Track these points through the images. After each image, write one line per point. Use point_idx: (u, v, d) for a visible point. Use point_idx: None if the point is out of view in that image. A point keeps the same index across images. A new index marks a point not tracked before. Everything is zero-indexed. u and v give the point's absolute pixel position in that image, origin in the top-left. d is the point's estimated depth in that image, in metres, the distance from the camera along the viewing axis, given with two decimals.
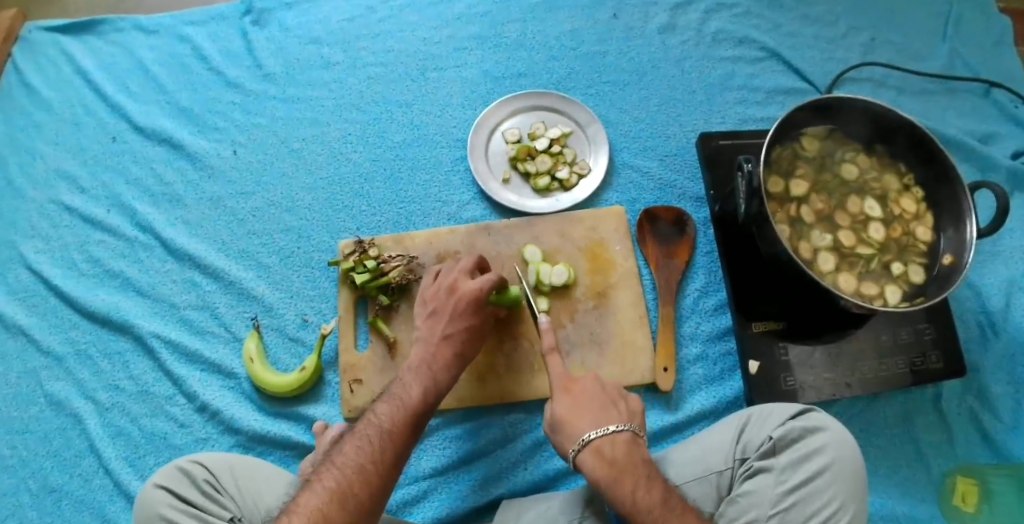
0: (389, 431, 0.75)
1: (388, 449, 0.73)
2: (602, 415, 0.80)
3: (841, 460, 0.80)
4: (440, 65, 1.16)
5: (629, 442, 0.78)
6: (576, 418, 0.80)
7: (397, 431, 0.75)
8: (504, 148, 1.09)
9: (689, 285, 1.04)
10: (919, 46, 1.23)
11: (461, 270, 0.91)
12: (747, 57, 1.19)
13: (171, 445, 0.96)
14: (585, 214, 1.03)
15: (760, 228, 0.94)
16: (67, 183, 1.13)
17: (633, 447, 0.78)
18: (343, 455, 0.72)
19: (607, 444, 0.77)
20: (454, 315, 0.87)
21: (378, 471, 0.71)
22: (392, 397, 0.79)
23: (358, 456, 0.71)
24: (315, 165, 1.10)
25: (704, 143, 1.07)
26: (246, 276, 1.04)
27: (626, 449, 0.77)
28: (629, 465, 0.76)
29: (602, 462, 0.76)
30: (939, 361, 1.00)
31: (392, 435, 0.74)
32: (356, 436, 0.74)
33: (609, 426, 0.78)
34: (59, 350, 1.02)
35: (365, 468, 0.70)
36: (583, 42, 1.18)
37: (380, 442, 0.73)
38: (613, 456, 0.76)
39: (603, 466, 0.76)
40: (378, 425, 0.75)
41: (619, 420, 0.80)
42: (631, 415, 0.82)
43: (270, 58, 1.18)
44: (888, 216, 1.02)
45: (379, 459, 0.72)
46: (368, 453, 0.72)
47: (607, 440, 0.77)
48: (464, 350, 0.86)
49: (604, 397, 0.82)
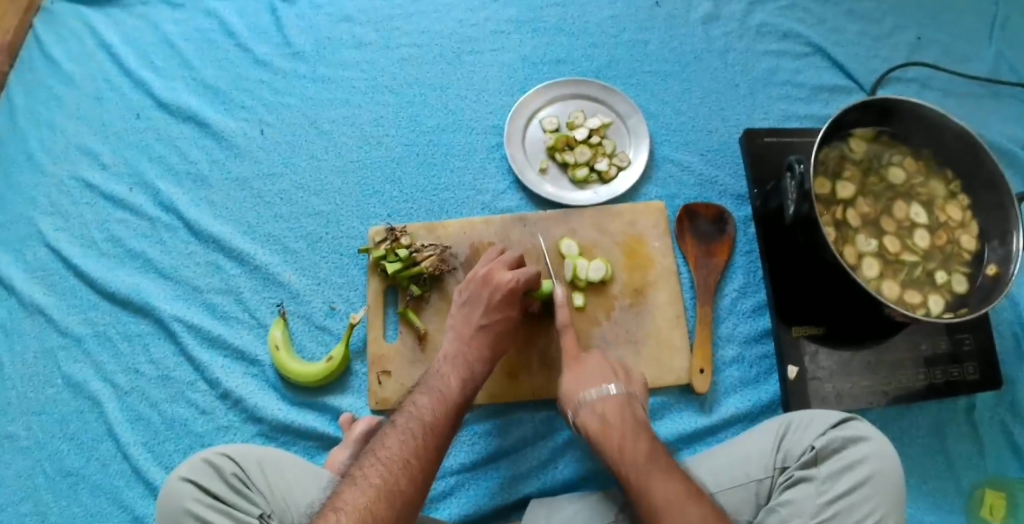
0: (431, 424, 0.76)
1: (431, 443, 0.74)
2: (601, 379, 0.84)
3: (883, 473, 0.78)
4: (476, 49, 1.12)
5: (623, 403, 0.81)
6: (574, 382, 0.84)
7: (437, 423, 0.76)
8: (542, 137, 1.05)
9: (727, 285, 1.01)
10: (967, 47, 1.20)
11: (502, 259, 0.91)
12: (792, 52, 1.15)
13: (192, 431, 0.93)
14: (624, 208, 1.00)
15: (808, 233, 0.92)
16: (87, 158, 1.09)
17: (627, 407, 0.81)
18: (387, 449, 0.72)
19: (601, 404, 0.81)
20: (491, 306, 0.87)
21: (422, 464, 0.72)
22: (430, 388, 0.81)
23: (403, 451, 0.72)
24: (344, 147, 1.07)
25: (748, 139, 1.05)
26: (272, 261, 1.01)
27: (618, 407, 0.80)
28: (618, 421, 0.79)
29: (596, 419, 0.80)
30: (977, 374, 0.97)
31: (434, 428, 0.76)
32: (398, 430, 0.75)
33: (604, 388, 0.82)
34: (77, 330, 0.99)
35: (410, 463, 0.71)
36: (624, 31, 1.14)
37: (422, 435, 0.74)
38: (605, 413, 0.80)
39: (595, 422, 0.79)
40: (419, 417, 0.76)
41: (618, 383, 0.83)
42: (630, 382, 0.85)
43: (299, 35, 1.14)
44: (933, 224, 0.99)
45: (422, 453, 0.73)
46: (411, 447, 0.72)
47: (600, 401, 0.81)
48: (497, 345, 0.87)
49: (605, 365, 0.86)
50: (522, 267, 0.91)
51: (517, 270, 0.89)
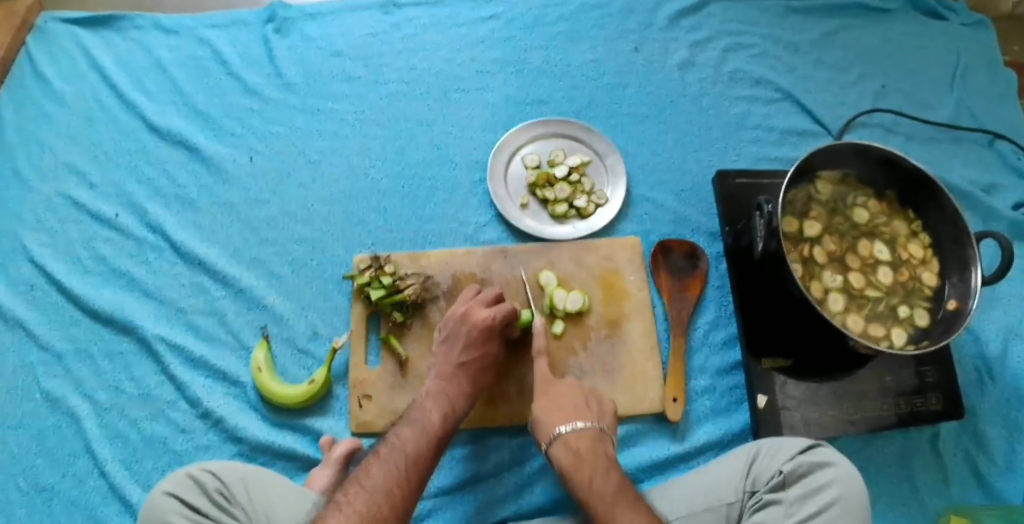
0: (413, 454, 0.79)
1: (414, 474, 0.77)
2: (573, 413, 0.86)
3: (849, 497, 0.81)
4: (463, 87, 1.17)
5: (595, 439, 0.83)
6: (548, 415, 0.86)
7: (420, 454, 0.79)
8: (524, 173, 1.10)
9: (699, 318, 1.05)
10: (928, 95, 1.27)
11: (478, 294, 0.95)
12: (763, 97, 1.22)
13: (170, 450, 0.95)
14: (601, 243, 1.04)
15: (776, 267, 0.96)
16: (76, 177, 1.12)
17: (598, 444, 0.83)
18: (371, 478, 0.75)
19: (573, 439, 0.83)
20: (469, 342, 0.90)
21: (404, 494, 0.74)
22: (413, 421, 0.83)
23: (387, 480, 0.75)
24: (332, 178, 1.11)
25: (721, 180, 1.09)
26: (258, 284, 1.03)
27: (590, 443, 0.82)
28: (590, 458, 0.81)
29: (569, 454, 0.82)
30: (939, 404, 1.01)
31: (416, 459, 0.78)
32: (382, 459, 0.77)
33: (576, 423, 0.84)
34: (59, 346, 1.01)
35: (392, 492, 0.74)
36: (604, 73, 1.20)
37: (406, 466, 0.77)
38: (578, 448, 0.82)
39: (568, 456, 0.82)
40: (402, 449, 0.79)
41: (589, 418, 0.85)
42: (602, 416, 0.87)
43: (292, 67, 1.19)
44: (895, 261, 1.04)
45: (405, 483, 0.75)
46: (395, 478, 0.75)
47: (574, 436, 0.83)
48: (477, 378, 0.90)
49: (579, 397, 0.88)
50: (501, 303, 0.95)
51: (495, 306, 0.92)
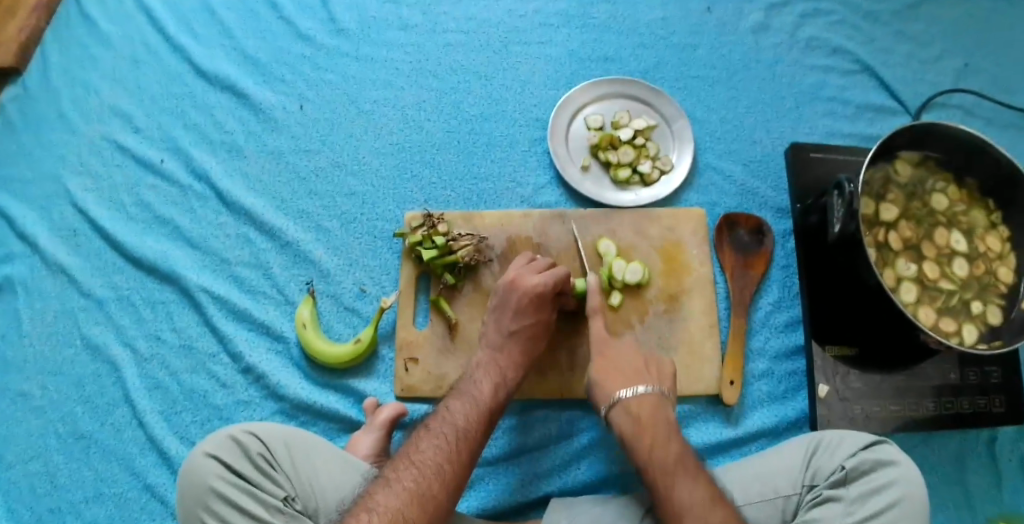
0: (464, 429, 0.74)
1: (465, 449, 0.73)
2: (631, 378, 0.83)
3: (912, 499, 0.78)
4: (524, 40, 1.11)
5: (656, 404, 0.80)
6: (607, 380, 0.83)
7: (471, 429, 0.75)
8: (586, 134, 1.04)
9: (762, 298, 1.00)
10: (1014, 77, 1.18)
11: (525, 257, 0.91)
12: (840, 68, 1.14)
13: (211, 404, 0.92)
14: (664, 213, 0.99)
15: (852, 252, 0.90)
16: (121, 120, 1.08)
17: (660, 408, 0.80)
18: (421, 453, 0.71)
19: (635, 404, 0.80)
20: (519, 309, 0.85)
21: (454, 471, 0.71)
22: (464, 394, 0.79)
23: (436, 456, 0.71)
24: (384, 129, 1.06)
25: (794, 153, 1.03)
26: (305, 238, 0.99)
27: (652, 407, 0.79)
28: (652, 425, 0.78)
29: (629, 420, 0.79)
30: (1003, 406, 0.97)
31: (467, 434, 0.74)
32: (432, 434, 0.73)
33: (638, 387, 0.81)
34: (100, 293, 0.98)
35: (443, 468, 0.70)
36: (674, 33, 1.13)
37: (457, 441, 0.73)
38: (639, 415, 0.79)
39: (629, 422, 0.79)
40: (452, 422, 0.75)
41: (649, 382, 0.82)
42: (661, 378, 0.84)
43: (345, 13, 1.12)
44: (972, 253, 0.98)
45: (456, 458, 0.71)
46: (445, 452, 0.71)
47: (634, 401, 0.80)
48: (529, 347, 0.85)
49: (638, 362, 0.85)
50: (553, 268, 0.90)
51: (547, 273, 0.87)
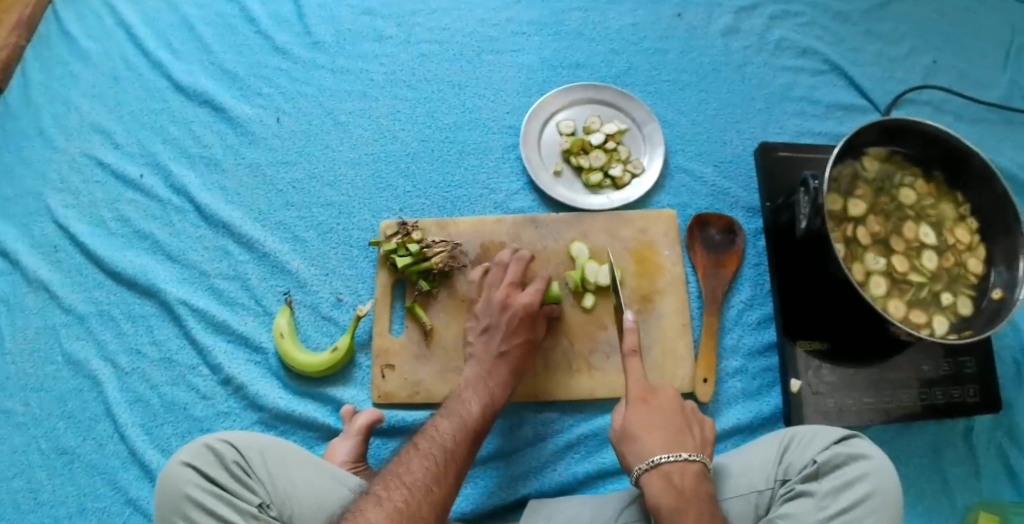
0: (451, 449, 0.75)
1: (453, 470, 0.73)
2: (674, 440, 0.74)
3: (885, 491, 0.78)
4: (497, 49, 1.12)
5: (698, 475, 0.72)
6: (646, 439, 0.74)
7: (458, 448, 0.76)
8: (558, 140, 1.05)
9: (734, 296, 1.01)
10: (982, 73, 1.20)
11: (518, 257, 0.92)
12: (809, 68, 1.16)
13: (191, 416, 0.93)
14: (636, 215, 1.00)
15: (819, 248, 0.91)
16: (100, 136, 1.09)
17: (702, 479, 0.72)
18: (411, 473, 0.71)
19: (677, 471, 0.71)
20: (511, 329, 0.87)
21: (443, 491, 0.71)
22: (451, 413, 0.80)
23: (427, 477, 0.71)
24: (359, 140, 1.07)
25: (763, 152, 1.04)
26: (282, 249, 1.00)
27: (694, 479, 0.71)
28: (695, 498, 0.70)
29: (669, 490, 0.70)
30: (977, 396, 0.98)
31: (455, 454, 0.75)
32: (421, 453, 0.74)
33: (682, 453, 0.73)
34: (81, 309, 0.98)
35: (433, 489, 0.70)
36: (644, 38, 1.15)
37: (445, 461, 0.73)
38: (681, 485, 0.71)
39: (669, 492, 0.70)
40: (441, 442, 0.75)
41: (692, 449, 0.74)
42: (702, 445, 0.76)
43: (321, 25, 1.14)
44: (941, 245, 1.00)
45: (444, 479, 0.72)
46: (434, 474, 0.71)
47: (676, 468, 0.72)
48: (517, 366, 0.87)
49: (681, 420, 0.77)
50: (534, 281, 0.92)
51: (531, 288, 0.90)
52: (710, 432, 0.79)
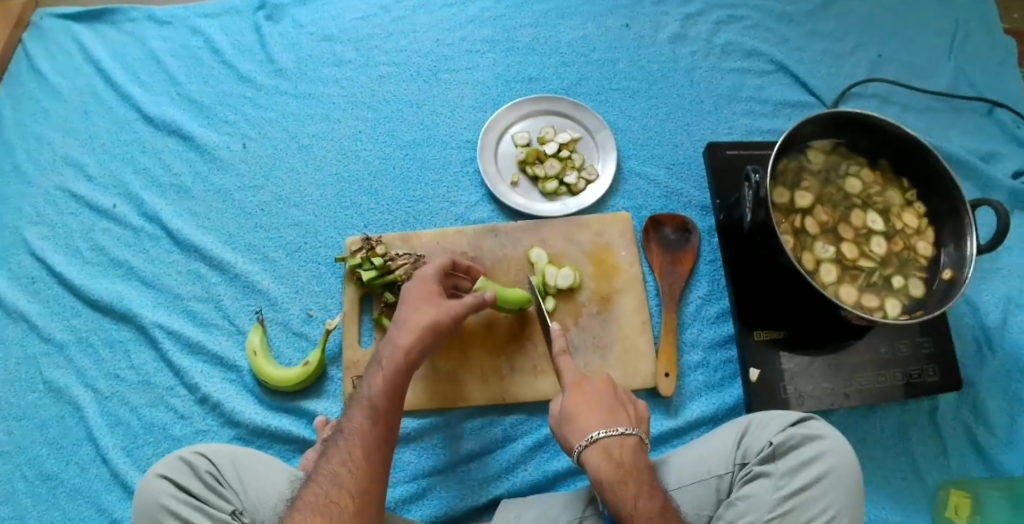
0: (354, 431, 0.73)
1: (357, 450, 0.72)
2: (610, 416, 0.77)
3: (838, 469, 0.81)
4: (452, 67, 1.17)
5: (635, 448, 0.75)
6: (582, 415, 0.77)
7: (362, 430, 0.73)
8: (514, 151, 1.10)
9: (692, 292, 1.05)
10: (925, 64, 1.24)
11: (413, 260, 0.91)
12: (756, 69, 1.20)
13: (170, 435, 0.96)
14: (591, 219, 1.04)
15: (766, 239, 0.95)
16: (74, 170, 1.13)
17: (639, 453, 0.75)
18: (320, 466, 0.71)
19: (616, 445, 0.74)
20: (424, 298, 0.84)
21: (352, 475, 0.70)
22: (357, 395, 0.77)
23: (331, 465, 0.70)
24: (323, 161, 1.11)
25: (711, 153, 1.08)
26: (252, 270, 1.04)
27: (631, 452, 0.74)
28: (635, 471, 0.73)
29: (609, 462, 0.73)
30: (936, 376, 1.00)
31: (356, 435, 0.73)
32: (329, 445, 0.73)
33: (618, 427, 0.75)
34: (60, 337, 1.02)
35: (337, 472, 0.70)
36: (594, 49, 1.19)
37: (349, 446, 0.72)
38: (620, 458, 0.73)
39: (609, 465, 0.73)
40: (344, 428, 0.74)
41: (627, 423, 0.77)
42: (637, 422, 0.79)
43: (283, 53, 1.18)
44: (889, 231, 1.03)
45: (351, 463, 0.71)
46: (340, 460, 0.71)
47: (615, 442, 0.74)
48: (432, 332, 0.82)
49: (613, 399, 0.79)
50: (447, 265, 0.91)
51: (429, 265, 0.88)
52: (644, 410, 0.82)
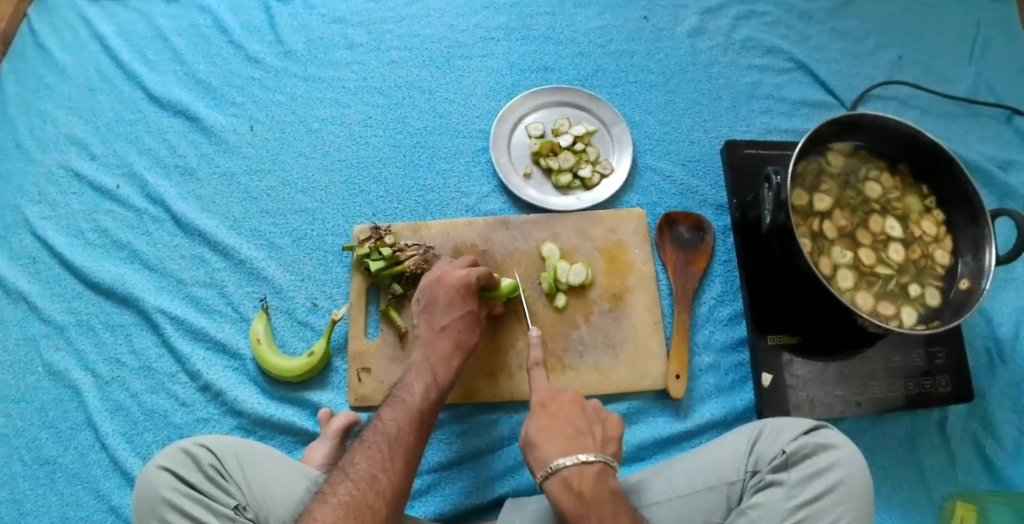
0: (395, 435, 0.76)
1: (398, 456, 0.74)
2: (572, 443, 0.75)
3: (852, 479, 0.79)
4: (466, 54, 1.14)
5: (600, 474, 0.73)
6: (545, 444, 0.75)
7: (402, 435, 0.76)
8: (527, 142, 1.07)
9: (705, 293, 1.03)
10: (946, 67, 1.22)
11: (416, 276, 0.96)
12: (775, 66, 1.18)
13: (171, 423, 0.94)
14: (605, 215, 1.02)
15: (785, 242, 0.93)
16: (77, 148, 1.10)
17: (603, 480, 0.73)
18: (355, 466, 0.72)
19: (576, 476, 0.72)
20: (448, 304, 0.88)
21: (390, 478, 0.72)
22: (395, 399, 0.80)
23: (370, 466, 0.72)
24: (332, 147, 1.09)
25: (729, 151, 1.07)
26: (257, 256, 1.02)
27: (594, 480, 0.72)
28: (596, 502, 0.70)
29: (570, 494, 0.71)
30: (948, 386, 0.99)
31: (399, 440, 0.75)
32: (365, 445, 0.74)
33: (579, 455, 0.73)
34: (60, 319, 1.00)
35: (377, 477, 0.71)
36: (611, 41, 1.17)
37: (389, 449, 0.74)
38: (581, 489, 0.71)
39: (569, 498, 0.71)
40: (384, 431, 0.76)
41: (591, 450, 0.75)
42: (604, 444, 0.77)
43: (292, 35, 1.16)
44: (907, 237, 1.01)
45: (390, 466, 0.73)
46: (379, 462, 0.72)
47: (575, 472, 0.72)
48: (462, 340, 0.87)
49: (577, 424, 0.77)
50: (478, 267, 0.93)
51: (470, 268, 0.90)
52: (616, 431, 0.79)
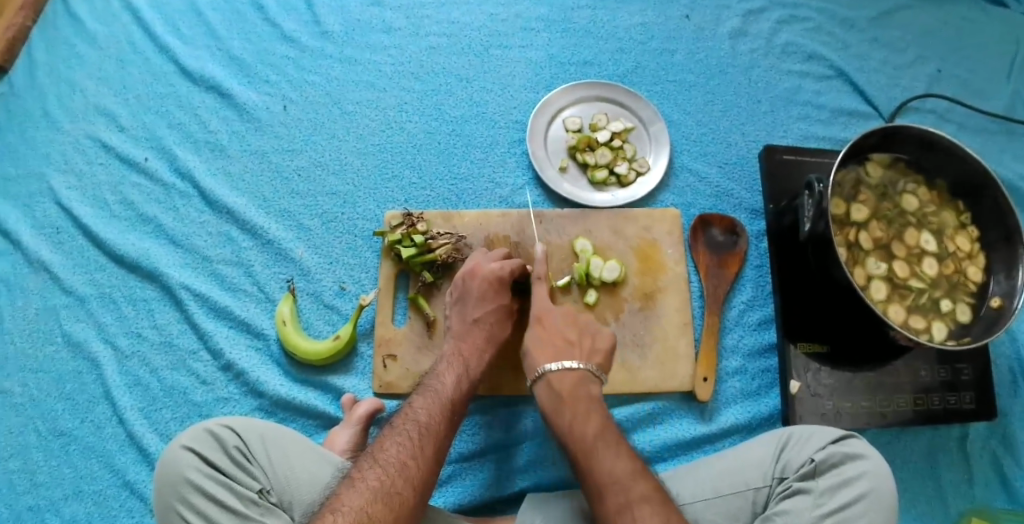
0: (426, 424, 0.75)
1: (429, 444, 0.73)
2: (560, 353, 0.83)
3: (880, 491, 0.78)
4: (505, 44, 1.13)
5: (580, 378, 0.81)
6: (534, 353, 0.84)
7: (434, 425, 0.75)
8: (564, 136, 1.06)
9: (735, 296, 1.02)
10: (985, 83, 1.21)
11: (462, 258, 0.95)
12: (815, 73, 1.17)
13: (190, 400, 0.93)
14: (639, 213, 1.01)
15: (822, 251, 0.92)
16: (105, 120, 1.09)
17: (584, 384, 0.81)
18: (384, 452, 0.71)
19: (558, 379, 0.81)
20: (482, 297, 0.88)
21: (420, 465, 0.71)
22: (427, 389, 0.80)
23: (400, 453, 0.71)
24: (366, 130, 1.07)
25: (767, 156, 1.05)
26: (286, 236, 1.01)
27: (574, 383, 0.81)
28: (573, 399, 0.79)
29: (550, 393, 0.81)
30: (972, 403, 0.98)
31: (430, 429, 0.74)
32: (396, 432, 0.73)
33: (563, 362, 0.82)
34: (82, 290, 0.98)
35: (407, 464, 0.70)
36: (652, 38, 1.16)
37: (419, 437, 0.73)
38: (562, 390, 0.80)
39: (550, 397, 0.80)
40: (415, 419, 0.75)
41: (577, 358, 0.83)
42: (591, 353, 0.84)
43: (329, 16, 1.14)
44: (942, 252, 0.99)
45: (420, 454, 0.72)
46: (409, 449, 0.71)
47: (558, 374, 0.81)
48: (495, 334, 0.87)
49: (569, 337, 0.85)
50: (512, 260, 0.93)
51: (504, 262, 0.90)
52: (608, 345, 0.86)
